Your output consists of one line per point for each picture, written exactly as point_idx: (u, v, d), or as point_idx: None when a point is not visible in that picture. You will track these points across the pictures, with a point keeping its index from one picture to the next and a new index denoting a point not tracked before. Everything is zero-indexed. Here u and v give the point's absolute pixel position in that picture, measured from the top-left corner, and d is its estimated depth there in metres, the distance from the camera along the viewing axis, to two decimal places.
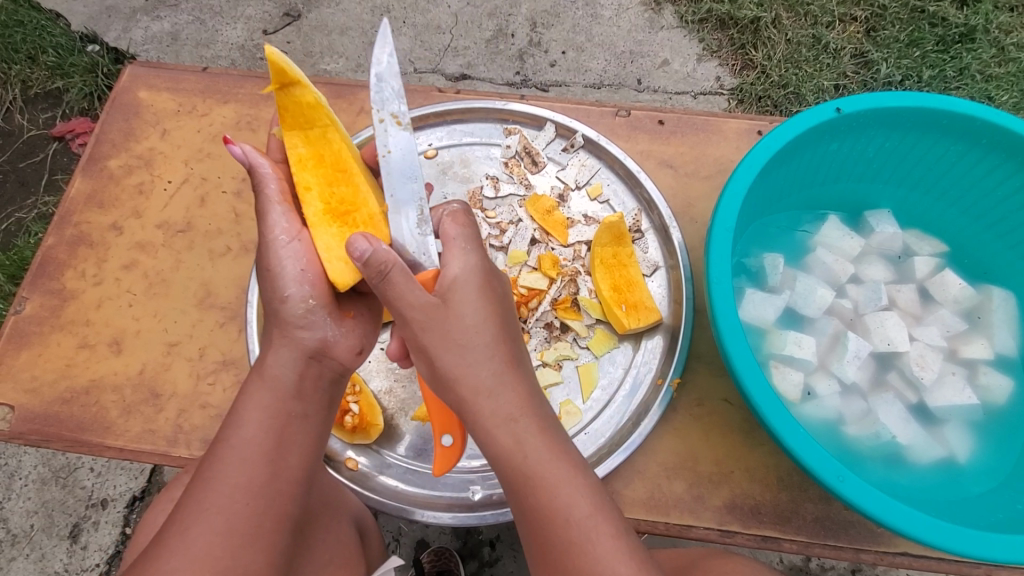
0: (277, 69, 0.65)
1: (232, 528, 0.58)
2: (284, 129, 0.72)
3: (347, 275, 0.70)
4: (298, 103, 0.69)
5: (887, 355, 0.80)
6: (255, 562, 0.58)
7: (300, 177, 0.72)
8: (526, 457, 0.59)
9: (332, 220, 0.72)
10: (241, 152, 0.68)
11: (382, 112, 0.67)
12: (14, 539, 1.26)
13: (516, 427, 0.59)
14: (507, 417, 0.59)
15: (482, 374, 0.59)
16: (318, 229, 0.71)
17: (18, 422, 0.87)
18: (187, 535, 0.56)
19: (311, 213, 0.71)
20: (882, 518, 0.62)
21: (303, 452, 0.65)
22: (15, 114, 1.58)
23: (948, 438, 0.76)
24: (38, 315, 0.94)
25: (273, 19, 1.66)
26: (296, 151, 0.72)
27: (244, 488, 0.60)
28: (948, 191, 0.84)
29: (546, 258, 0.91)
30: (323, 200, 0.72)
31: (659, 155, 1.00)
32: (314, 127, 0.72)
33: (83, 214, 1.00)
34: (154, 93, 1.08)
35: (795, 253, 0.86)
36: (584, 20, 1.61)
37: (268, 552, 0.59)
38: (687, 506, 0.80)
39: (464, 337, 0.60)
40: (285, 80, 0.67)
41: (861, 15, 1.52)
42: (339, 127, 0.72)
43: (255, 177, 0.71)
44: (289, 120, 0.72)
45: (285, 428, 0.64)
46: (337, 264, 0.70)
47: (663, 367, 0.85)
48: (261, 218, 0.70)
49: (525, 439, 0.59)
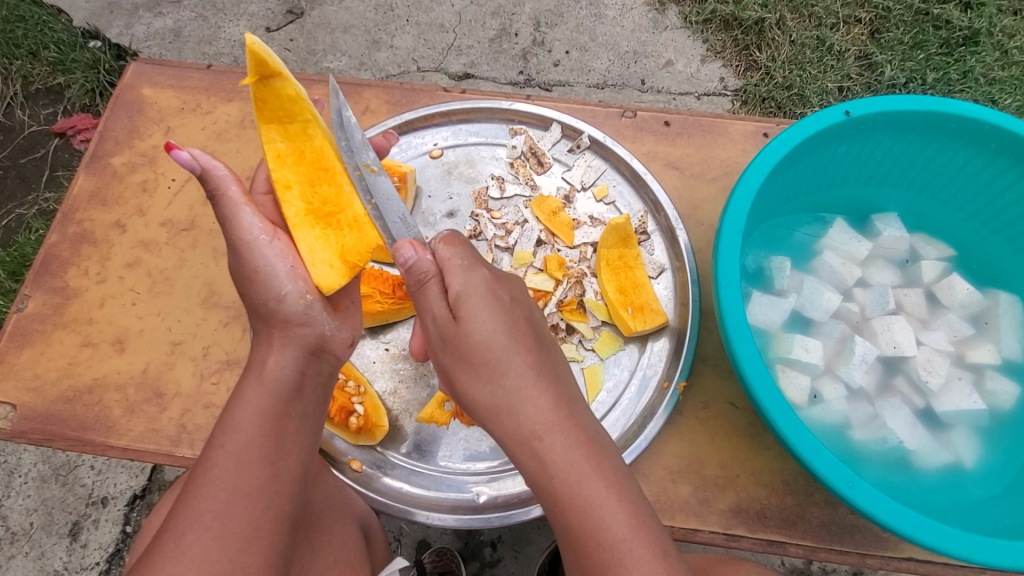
0: (257, 60, 0.63)
1: (230, 530, 0.58)
2: (261, 122, 0.70)
3: (331, 279, 0.69)
4: (278, 95, 0.68)
5: (894, 359, 0.80)
6: (254, 564, 0.58)
7: (279, 174, 0.71)
8: (529, 461, 0.58)
9: (313, 221, 0.72)
10: (188, 158, 0.62)
11: (356, 164, 0.69)
12: (13, 537, 1.25)
13: (520, 429, 0.59)
14: (511, 418, 0.59)
15: (509, 377, 0.60)
16: (300, 230, 0.70)
17: (20, 420, 0.87)
18: (184, 540, 0.56)
19: (291, 212, 0.71)
20: (890, 524, 0.62)
21: (301, 452, 0.65)
22: (15, 110, 1.57)
23: (954, 442, 0.75)
24: (41, 313, 0.93)
25: (276, 17, 1.65)
26: (274, 147, 0.71)
27: (243, 490, 0.60)
28: (956, 194, 0.84)
29: (552, 259, 0.91)
30: (303, 200, 0.72)
31: (665, 157, 1.00)
32: (294, 122, 0.71)
33: (86, 212, 1.00)
34: (158, 90, 1.07)
35: (802, 256, 0.86)
36: (587, 20, 1.60)
37: (267, 554, 0.59)
38: (692, 510, 0.80)
39: (482, 342, 0.60)
40: (266, 71, 0.65)
41: (865, 17, 1.52)
42: (321, 122, 0.71)
43: (209, 183, 0.66)
44: (266, 113, 0.70)
45: (285, 429, 0.64)
46: (321, 268, 0.69)
47: (669, 370, 0.85)
48: (228, 221, 0.66)
49: (529, 443, 0.58)
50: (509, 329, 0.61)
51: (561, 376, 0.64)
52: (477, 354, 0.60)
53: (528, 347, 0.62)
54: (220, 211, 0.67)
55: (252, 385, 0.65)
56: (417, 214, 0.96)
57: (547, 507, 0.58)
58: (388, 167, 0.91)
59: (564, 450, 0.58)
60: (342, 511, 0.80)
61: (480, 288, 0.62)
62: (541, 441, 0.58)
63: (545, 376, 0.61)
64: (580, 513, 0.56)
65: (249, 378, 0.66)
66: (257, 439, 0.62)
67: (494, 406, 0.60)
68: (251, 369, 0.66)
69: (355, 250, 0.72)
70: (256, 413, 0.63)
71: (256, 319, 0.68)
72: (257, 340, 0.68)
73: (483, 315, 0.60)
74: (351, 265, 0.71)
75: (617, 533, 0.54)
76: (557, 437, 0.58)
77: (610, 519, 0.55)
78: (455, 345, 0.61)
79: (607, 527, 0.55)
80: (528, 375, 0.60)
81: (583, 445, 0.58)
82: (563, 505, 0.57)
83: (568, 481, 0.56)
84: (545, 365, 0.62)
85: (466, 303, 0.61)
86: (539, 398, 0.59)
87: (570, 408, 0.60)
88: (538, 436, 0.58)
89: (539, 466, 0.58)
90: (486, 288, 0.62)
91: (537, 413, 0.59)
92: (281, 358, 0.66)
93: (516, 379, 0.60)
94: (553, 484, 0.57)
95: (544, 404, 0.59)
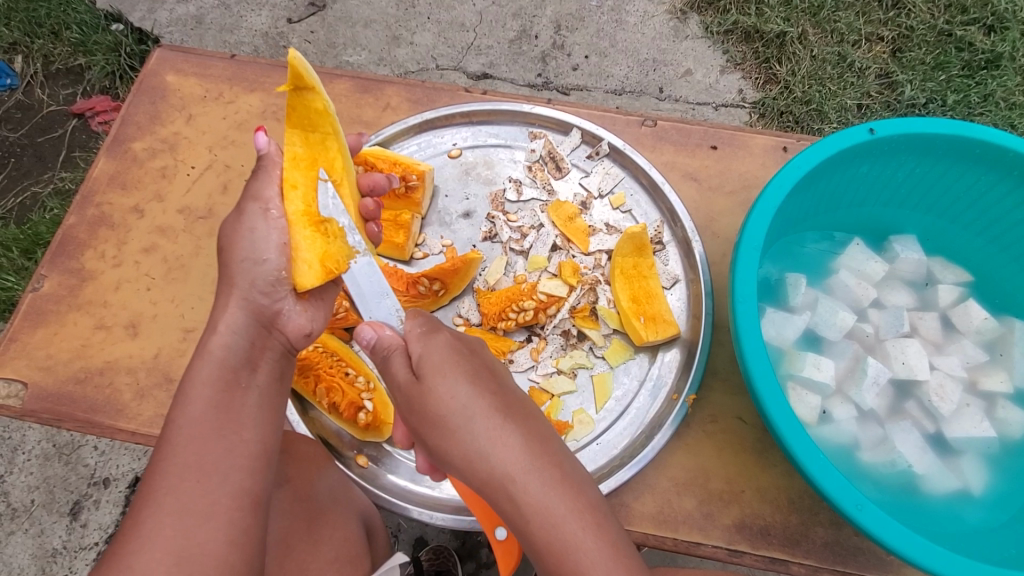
0: (295, 72, 0.67)
1: (205, 511, 0.57)
2: (286, 127, 0.73)
3: (308, 279, 0.68)
4: (307, 107, 0.72)
5: (906, 383, 0.80)
6: (212, 540, 0.56)
7: (289, 174, 0.71)
8: (508, 500, 0.57)
9: (309, 222, 0.69)
10: (265, 142, 0.71)
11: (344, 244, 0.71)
12: (14, 513, 1.27)
13: (497, 470, 0.57)
14: (485, 459, 0.57)
15: (476, 422, 0.58)
16: (293, 227, 0.69)
17: (30, 399, 0.88)
18: (162, 524, 0.56)
19: (291, 209, 0.70)
20: (903, 552, 0.61)
21: (257, 425, 0.64)
22: (36, 88, 1.58)
23: (963, 469, 0.75)
24: (56, 294, 0.94)
25: (298, 8, 1.66)
26: (292, 150, 0.72)
27: (235, 476, 0.60)
28: (976, 219, 0.83)
29: (567, 265, 0.91)
30: (305, 201, 0.70)
31: (683, 167, 0.99)
32: (316, 132, 0.74)
33: (105, 195, 1.00)
34: (181, 77, 1.08)
35: (817, 273, 0.86)
36: (608, 25, 1.60)
37: (229, 530, 0.58)
38: (695, 523, 0.79)
39: (448, 394, 0.59)
40: (301, 83, 0.69)
41: (888, 35, 1.52)
42: (341, 137, 0.74)
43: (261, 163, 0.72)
44: (294, 119, 0.73)
45: (240, 400, 0.64)
46: (301, 267, 0.68)
47: (679, 382, 0.85)
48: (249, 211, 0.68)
49: (507, 481, 0.56)
50: (472, 376, 0.61)
51: (525, 412, 0.62)
52: (444, 406, 0.59)
53: (492, 390, 0.61)
54: (248, 186, 0.70)
55: (197, 357, 0.65)
56: (433, 213, 0.97)
57: (528, 526, 0.56)
58: (406, 164, 0.91)
59: (543, 489, 0.56)
60: (341, 505, 0.80)
61: (439, 349, 0.63)
62: (520, 478, 0.56)
63: (511, 417, 0.60)
64: (564, 553, 0.54)
65: (202, 351, 0.66)
66: (207, 412, 0.62)
67: (464, 452, 0.58)
68: (209, 341, 0.65)
69: (337, 257, 0.69)
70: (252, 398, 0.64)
71: (228, 285, 0.68)
72: (224, 306, 0.67)
73: (445, 370, 0.60)
74: (330, 270, 0.68)
75: (578, 558, 0.54)
76: (535, 475, 0.56)
77: (595, 549, 0.54)
78: (421, 405, 0.60)
79: (577, 554, 0.54)
80: (496, 417, 0.59)
81: (560, 487, 0.57)
82: (546, 520, 0.55)
83: (547, 521, 0.55)
84: (511, 405, 0.61)
85: (428, 363, 0.61)
86: (508, 436, 0.58)
87: (543, 446, 0.59)
88: (517, 474, 0.56)
89: (517, 504, 0.56)
90: (447, 346, 0.63)
91: (510, 450, 0.57)
92: (233, 322, 0.66)
93: (485, 422, 0.58)
94: (533, 520, 0.55)
95: (514, 441, 0.58)
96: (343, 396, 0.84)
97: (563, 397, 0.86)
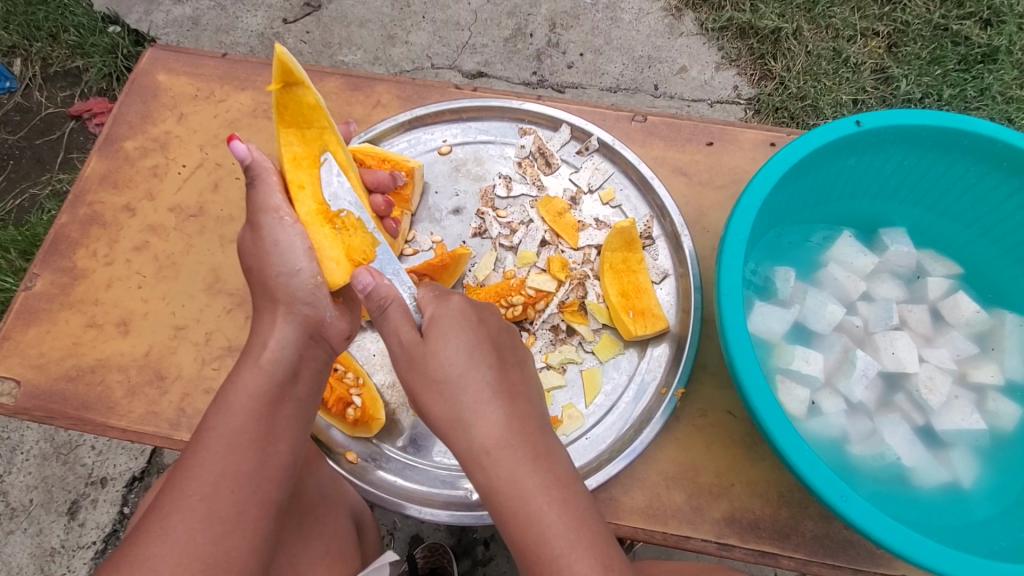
0: (283, 68, 0.70)
1: (194, 505, 0.57)
2: (281, 128, 0.75)
3: (339, 276, 0.71)
4: (299, 102, 0.74)
5: (896, 375, 0.79)
6: (237, 548, 0.58)
7: (293, 175, 0.74)
8: (479, 474, 0.57)
9: (324, 221, 0.73)
10: (245, 150, 0.68)
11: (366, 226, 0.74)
12: (13, 512, 1.27)
13: (474, 443, 0.58)
14: (465, 430, 0.58)
15: (466, 394, 0.59)
16: (310, 228, 0.72)
17: (23, 397, 0.88)
18: (168, 521, 0.56)
19: (303, 211, 0.72)
20: (883, 541, 0.61)
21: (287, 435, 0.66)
22: (34, 91, 1.59)
23: (953, 462, 0.75)
24: (48, 292, 0.94)
25: (294, 9, 1.66)
26: (291, 150, 0.75)
27: (218, 470, 0.60)
28: (967, 212, 0.83)
29: (555, 260, 0.91)
30: (316, 200, 0.74)
31: (673, 162, 0.99)
32: (311, 128, 0.76)
33: (97, 194, 1.01)
34: (172, 77, 1.08)
35: (806, 267, 0.86)
36: (603, 22, 1.60)
37: (238, 534, 0.58)
38: (685, 517, 0.79)
39: (446, 359, 0.60)
40: (290, 79, 0.71)
41: (883, 30, 1.52)
42: (336, 129, 0.77)
43: (251, 172, 0.71)
44: (287, 119, 0.76)
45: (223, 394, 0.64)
46: (329, 266, 0.71)
47: (668, 376, 0.85)
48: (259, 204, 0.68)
49: (481, 454, 0.57)
50: (473, 347, 0.61)
51: (523, 389, 0.62)
52: (440, 369, 0.60)
53: (491, 363, 0.61)
54: (252, 200, 0.70)
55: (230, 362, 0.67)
56: (423, 210, 0.97)
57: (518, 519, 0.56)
58: (396, 159, 0.92)
59: (513, 463, 0.56)
60: (331, 501, 0.80)
61: (453, 311, 0.64)
62: (493, 453, 0.57)
63: (503, 394, 0.60)
64: (541, 540, 0.54)
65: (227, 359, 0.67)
66: (233, 417, 0.63)
67: (450, 418, 0.59)
68: (253, 352, 0.67)
69: (362, 248, 0.73)
70: (235, 393, 0.64)
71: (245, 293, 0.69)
72: None
73: (449, 336, 0.61)
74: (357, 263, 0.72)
75: (563, 547, 0.54)
76: (506, 451, 0.57)
77: (582, 542, 0.54)
78: (420, 364, 0.61)
79: (562, 544, 0.54)
80: (486, 392, 0.59)
81: (529, 462, 0.57)
82: (534, 511, 0.55)
83: (515, 494, 0.56)
84: (508, 383, 0.61)
85: (435, 327, 0.62)
86: (491, 412, 0.58)
87: (522, 424, 0.59)
88: (492, 448, 0.57)
89: (488, 477, 0.57)
90: (459, 310, 0.64)
91: (491, 426, 0.58)
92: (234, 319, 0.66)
93: (473, 396, 0.59)
94: (500, 493, 0.56)
95: (495, 420, 0.58)
96: (331, 392, 0.84)
97: (553, 392, 0.86)
